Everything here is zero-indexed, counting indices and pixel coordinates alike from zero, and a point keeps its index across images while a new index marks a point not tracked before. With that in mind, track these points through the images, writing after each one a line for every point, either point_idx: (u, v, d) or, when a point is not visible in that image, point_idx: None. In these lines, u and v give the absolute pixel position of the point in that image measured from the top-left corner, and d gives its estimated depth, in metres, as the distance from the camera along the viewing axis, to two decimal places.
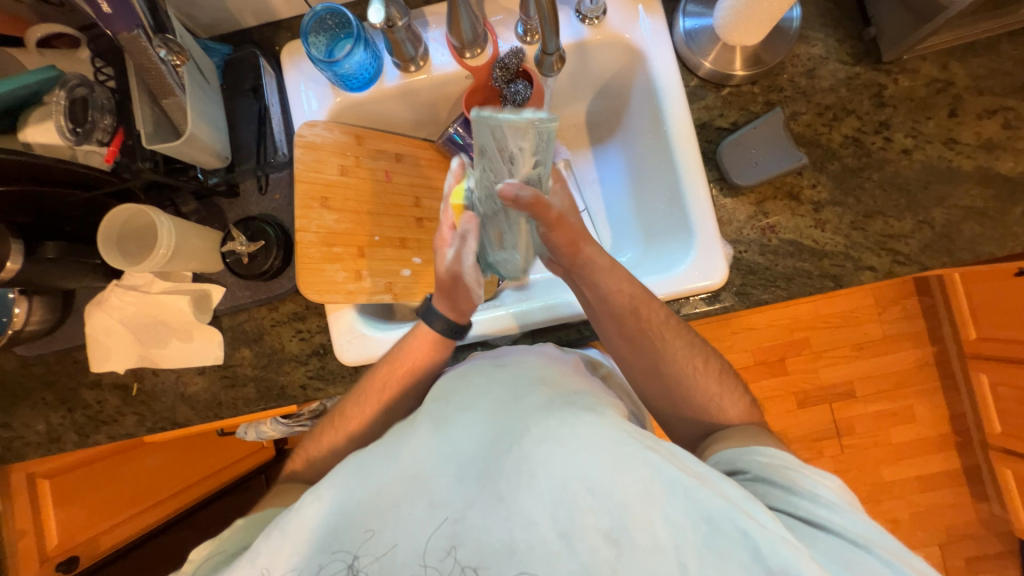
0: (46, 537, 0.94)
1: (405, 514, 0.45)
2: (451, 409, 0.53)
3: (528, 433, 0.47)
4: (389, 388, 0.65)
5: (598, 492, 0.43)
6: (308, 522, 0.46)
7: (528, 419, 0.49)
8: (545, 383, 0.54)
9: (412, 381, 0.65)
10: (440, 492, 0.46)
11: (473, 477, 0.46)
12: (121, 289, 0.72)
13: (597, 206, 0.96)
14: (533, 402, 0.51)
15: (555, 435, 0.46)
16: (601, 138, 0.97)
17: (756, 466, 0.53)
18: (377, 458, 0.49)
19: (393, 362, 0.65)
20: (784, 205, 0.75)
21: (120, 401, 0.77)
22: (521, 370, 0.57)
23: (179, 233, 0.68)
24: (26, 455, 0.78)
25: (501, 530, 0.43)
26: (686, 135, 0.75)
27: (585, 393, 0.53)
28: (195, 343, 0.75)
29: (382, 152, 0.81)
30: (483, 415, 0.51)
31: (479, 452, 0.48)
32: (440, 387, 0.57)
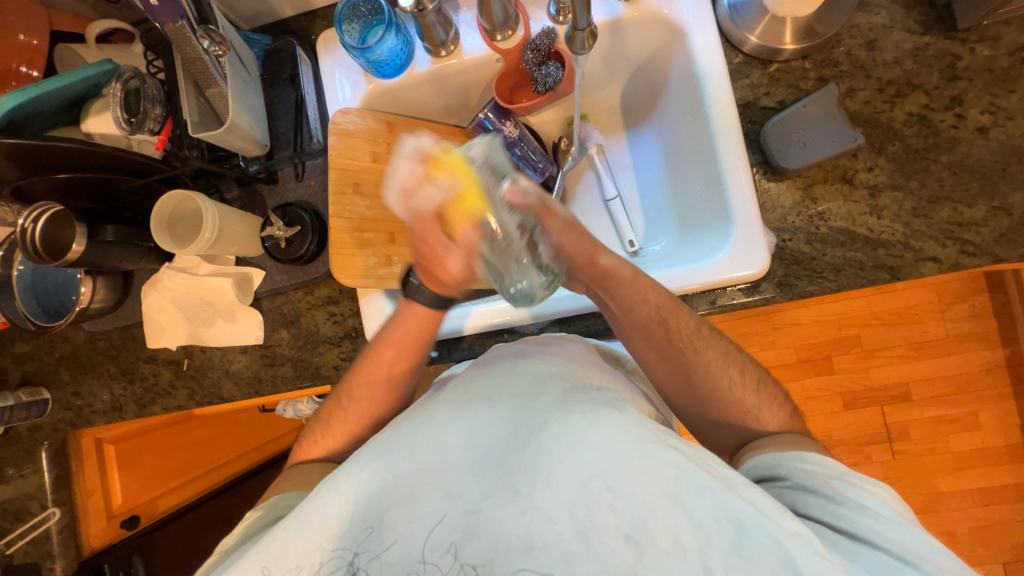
0: (112, 498, 1.03)
1: (420, 505, 0.45)
2: (468, 397, 0.52)
3: (546, 429, 0.47)
4: (384, 369, 0.66)
5: (619, 491, 0.42)
6: (325, 508, 0.47)
7: (548, 415, 0.48)
8: (563, 379, 0.53)
9: (412, 350, 0.66)
10: (456, 483, 0.46)
11: (491, 470, 0.46)
12: (172, 271, 0.77)
13: (630, 192, 0.93)
14: (552, 401, 0.50)
15: (575, 431, 0.45)
16: (635, 122, 0.93)
17: (798, 473, 0.51)
18: (394, 447, 0.49)
19: (390, 338, 0.66)
20: (834, 190, 0.69)
21: (173, 375, 0.83)
22: (542, 365, 0.56)
23: (222, 219, 0.71)
24: (94, 421, 0.85)
25: (517, 525, 0.42)
26: (728, 117, 0.70)
27: (607, 390, 0.53)
28: (238, 324, 0.79)
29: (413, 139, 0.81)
30: (500, 408, 0.50)
31: (497, 443, 0.47)
32: (460, 378, 0.57)
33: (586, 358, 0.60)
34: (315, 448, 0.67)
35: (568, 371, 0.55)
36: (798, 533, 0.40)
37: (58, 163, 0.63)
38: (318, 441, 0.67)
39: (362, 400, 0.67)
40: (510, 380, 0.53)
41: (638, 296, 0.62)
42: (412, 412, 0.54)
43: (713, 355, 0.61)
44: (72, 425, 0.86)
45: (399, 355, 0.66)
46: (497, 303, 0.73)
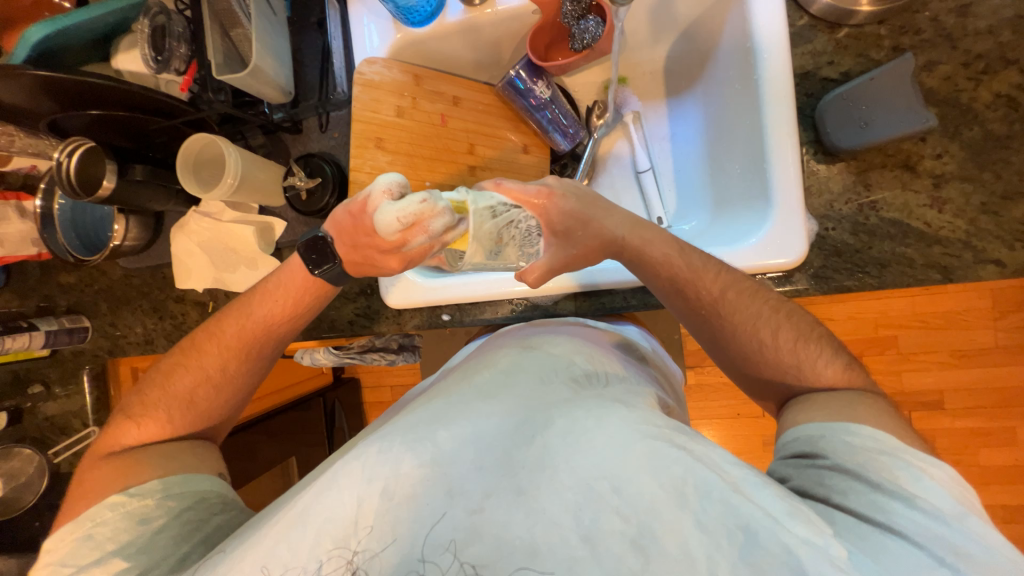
0: None
1: (421, 503, 0.41)
2: (470, 392, 0.50)
3: (552, 425, 0.45)
4: (221, 352, 0.64)
5: (625, 493, 0.40)
6: (325, 510, 0.43)
7: (553, 411, 0.46)
8: (570, 377, 0.52)
9: (257, 334, 0.65)
10: (458, 477, 0.42)
11: (494, 465, 0.42)
12: (198, 215, 0.79)
13: (663, 166, 0.88)
14: (559, 397, 0.49)
15: (581, 428, 0.44)
16: (678, 89, 0.86)
17: (841, 453, 0.47)
18: (395, 442, 0.45)
19: (260, 302, 0.65)
20: (893, 177, 0.63)
21: (199, 316, 0.87)
22: (548, 358, 0.55)
23: (244, 165, 0.71)
24: (128, 351, 0.91)
25: (520, 527, 0.39)
26: (782, 87, 0.64)
27: (614, 383, 0.52)
28: (260, 271, 0.80)
29: (440, 94, 0.78)
30: (505, 403, 0.48)
31: (501, 437, 0.45)
32: (466, 368, 0.56)
33: (594, 340, 0.61)
34: (165, 430, 0.61)
35: (575, 365, 0.54)
36: (811, 541, 0.39)
37: (90, 99, 0.64)
38: (164, 425, 0.61)
39: (215, 369, 0.64)
40: (515, 374, 0.52)
41: (652, 270, 0.62)
42: (416, 404, 0.53)
43: (740, 341, 0.59)
44: (110, 353, 0.92)
45: (236, 336, 0.65)
46: (510, 275, 0.71)
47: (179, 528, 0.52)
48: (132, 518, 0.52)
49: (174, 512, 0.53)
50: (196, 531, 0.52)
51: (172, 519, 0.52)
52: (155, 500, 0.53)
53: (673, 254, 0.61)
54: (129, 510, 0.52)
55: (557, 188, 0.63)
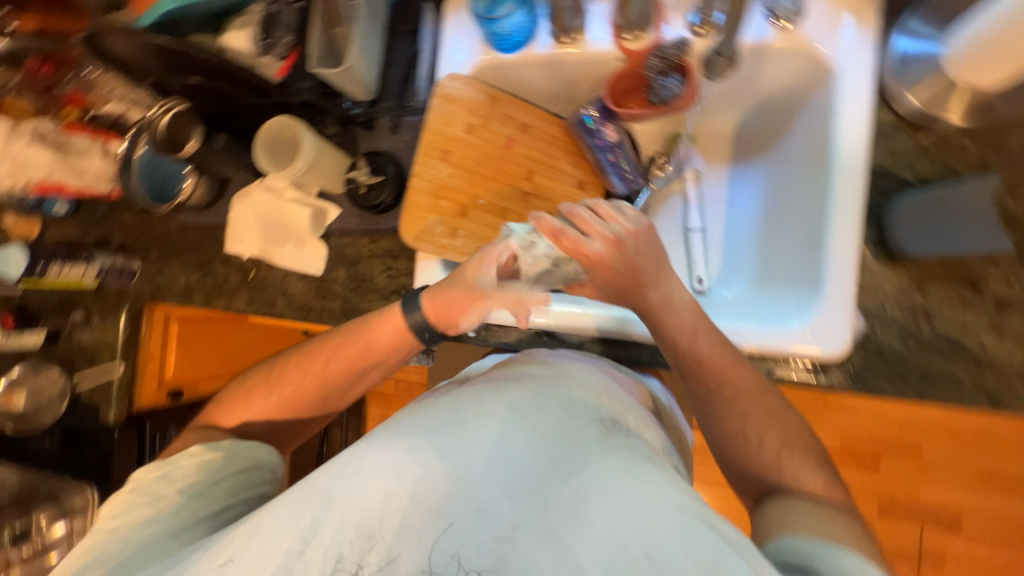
0: (167, 368, 1.13)
1: (448, 515, 0.40)
2: (500, 403, 0.48)
3: (586, 467, 0.43)
4: (331, 367, 0.65)
5: (657, 561, 0.37)
6: (350, 496, 0.42)
7: (586, 453, 0.44)
8: (601, 414, 0.50)
9: (369, 361, 0.65)
10: (488, 502, 0.41)
11: (527, 497, 0.41)
12: (261, 188, 0.82)
13: (716, 228, 0.87)
14: (589, 435, 0.46)
15: (615, 479, 0.42)
16: (744, 155, 0.86)
17: (838, 568, 0.43)
18: (424, 446, 0.43)
19: (342, 335, 0.65)
20: (955, 292, 0.61)
21: (239, 280, 0.90)
22: (583, 389, 0.52)
23: (318, 152, 0.76)
24: (167, 299, 0.95)
25: (545, 565, 0.38)
26: (852, 179, 0.63)
27: (638, 434, 0.51)
28: (305, 251, 0.84)
29: (510, 119, 0.81)
30: (539, 427, 0.46)
31: (531, 465, 0.43)
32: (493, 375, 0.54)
33: (623, 385, 0.60)
34: (233, 417, 0.64)
35: (603, 407, 0.51)
36: None
37: (196, 67, 0.68)
38: (238, 409, 0.64)
39: (293, 386, 0.64)
40: (546, 395, 0.50)
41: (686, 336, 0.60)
42: (439, 399, 0.51)
43: (764, 429, 0.57)
44: (150, 297, 0.96)
45: (353, 360, 0.64)
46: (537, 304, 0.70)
47: (234, 488, 0.55)
48: (194, 466, 0.55)
49: (236, 469, 0.57)
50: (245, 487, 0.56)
51: (231, 480, 0.56)
52: (225, 453, 0.57)
53: (700, 334, 0.60)
54: (200, 460, 0.56)
55: (609, 259, 0.60)
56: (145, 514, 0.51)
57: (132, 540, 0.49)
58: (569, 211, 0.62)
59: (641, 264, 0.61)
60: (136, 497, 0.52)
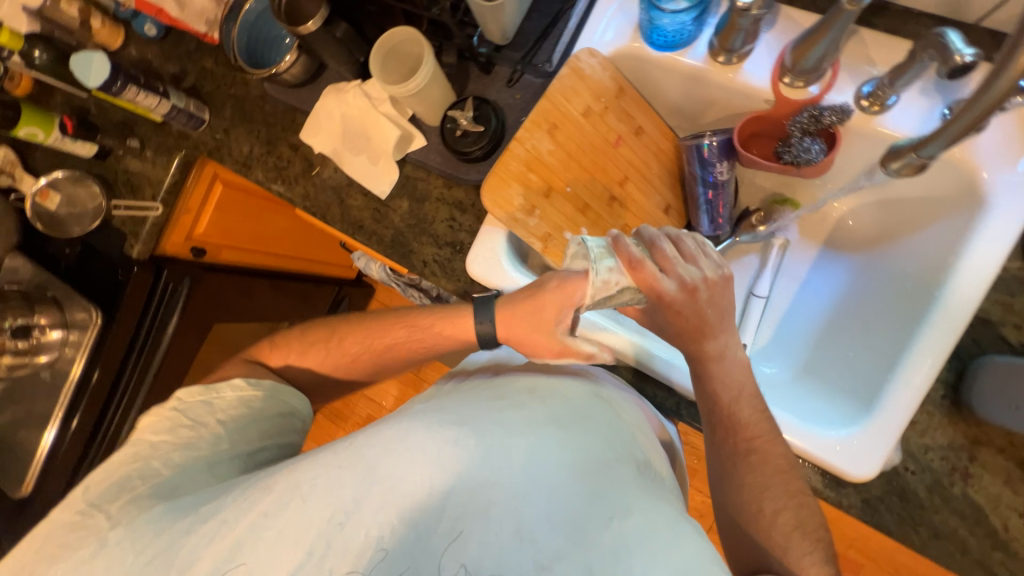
0: (198, 224, 1.09)
1: (491, 524, 0.40)
2: (549, 419, 0.47)
3: (626, 514, 0.42)
4: (387, 345, 0.64)
5: None
6: (393, 475, 0.42)
7: (629, 496, 0.43)
8: (638, 459, 0.49)
9: (429, 347, 0.63)
10: (530, 522, 0.40)
11: (567, 529, 0.40)
12: (359, 91, 0.79)
13: (779, 302, 0.84)
14: (629, 477, 0.45)
15: (655, 533, 0.40)
16: (841, 245, 0.82)
17: None
18: (472, 442, 0.43)
19: (410, 313, 0.64)
20: (1002, 465, 0.59)
21: (301, 171, 0.88)
22: (622, 426, 0.51)
23: (431, 79, 0.72)
24: (224, 162, 0.93)
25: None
26: (955, 318, 0.59)
27: (667, 486, 0.49)
28: (377, 169, 0.81)
29: (628, 118, 0.77)
30: (585, 457, 0.45)
31: (575, 497, 0.42)
32: (540, 382, 0.53)
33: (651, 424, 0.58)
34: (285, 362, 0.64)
35: (639, 447, 0.50)
36: None
37: None
38: (292, 358, 0.65)
39: (348, 346, 0.64)
40: (588, 421, 0.49)
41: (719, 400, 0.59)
42: (485, 394, 0.51)
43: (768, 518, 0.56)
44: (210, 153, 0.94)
45: (415, 344, 0.63)
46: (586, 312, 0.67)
47: (265, 427, 0.58)
48: (236, 399, 0.58)
49: (274, 412, 0.60)
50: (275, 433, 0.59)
51: (264, 419, 0.58)
52: (265, 394, 0.60)
53: (743, 401, 0.59)
54: (241, 396, 0.58)
55: (678, 302, 0.56)
56: (185, 437, 0.54)
57: (171, 462, 0.52)
58: (654, 242, 0.57)
59: (710, 313, 0.57)
60: (179, 416, 0.55)
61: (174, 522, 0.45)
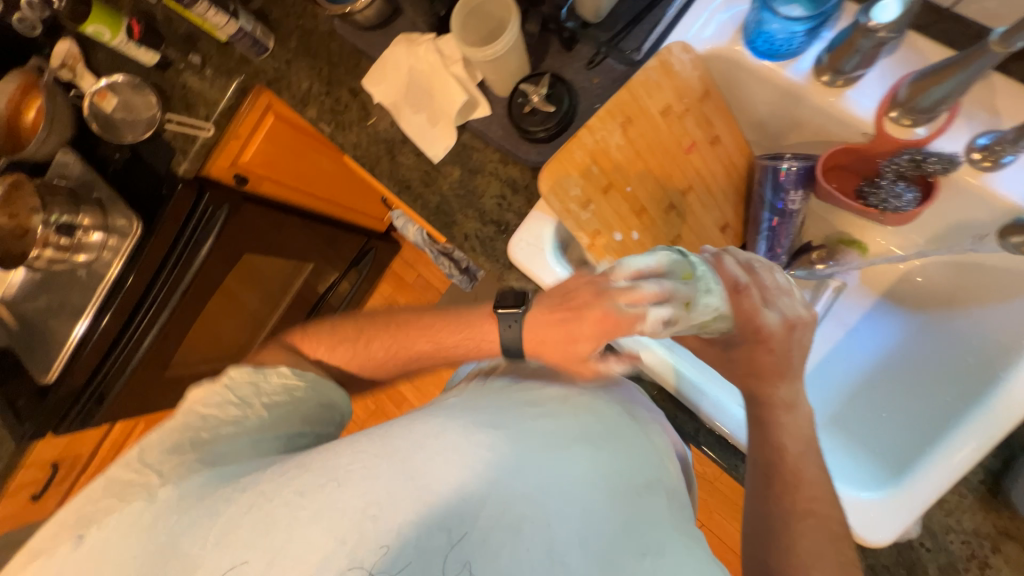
0: (245, 151, 1.09)
1: (524, 539, 0.39)
2: (589, 437, 0.47)
3: (659, 550, 0.42)
4: (414, 352, 0.56)
5: None
6: (431, 470, 0.41)
7: (662, 532, 0.43)
8: (669, 489, 0.49)
9: (461, 356, 0.55)
10: (563, 544, 0.39)
11: (599, 558, 0.40)
12: (433, 45, 0.78)
13: (819, 344, 0.81)
14: (661, 509, 0.45)
15: (687, 574, 0.41)
16: (902, 300, 0.78)
17: None
18: (513, 450, 0.43)
19: (438, 320, 0.55)
20: (1022, 560, 0.57)
21: (356, 118, 0.85)
22: (658, 455, 0.50)
23: (509, 48, 0.68)
24: (282, 95, 0.91)
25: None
26: (1016, 403, 0.55)
27: (693, 521, 0.49)
28: (434, 131, 0.79)
29: (707, 125, 0.72)
30: (621, 483, 0.45)
31: (609, 524, 0.42)
32: (580, 395, 0.52)
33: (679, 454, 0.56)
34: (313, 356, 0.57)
35: (672, 478, 0.50)
36: None
37: None
38: (317, 351, 0.57)
39: (375, 348, 0.57)
40: (628, 446, 0.48)
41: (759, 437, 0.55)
42: (524, 396, 0.50)
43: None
44: (269, 83, 0.92)
45: (452, 352, 0.55)
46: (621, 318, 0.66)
47: (292, 425, 0.50)
48: (281, 384, 0.51)
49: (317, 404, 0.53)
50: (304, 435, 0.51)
51: (302, 412, 0.51)
52: (307, 385, 0.52)
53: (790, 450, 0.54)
54: (287, 380, 0.51)
55: (773, 338, 0.54)
56: (232, 415, 0.48)
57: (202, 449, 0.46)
58: (742, 281, 0.54)
59: (794, 357, 0.55)
60: (227, 393, 0.49)
61: (216, 489, 0.42)
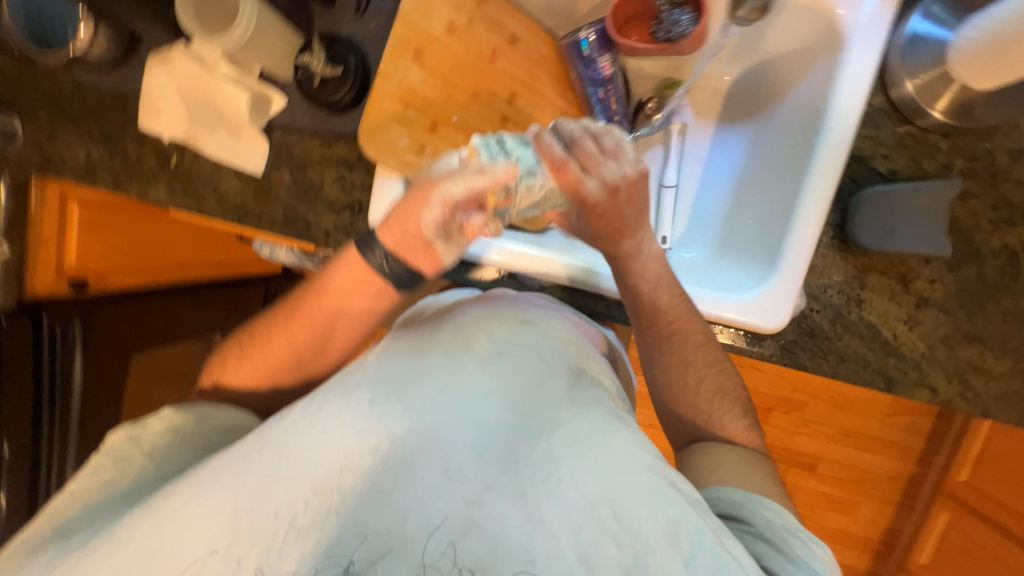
0: (66, 252, 0.96)
1: (413, 475, 0.39)
2: (469, 354, 0.47)
3: (559, 427, 0.43)
4: (316, 328, 0.56)
5: (624, 520, 0.39)
6: (304, 450, 0.39)
7: (559, 410, 0.44)
8: (568, 370, 0.50)
9: (352, 316, 0.56)
10: (455, 460, 0.39)
11: (495, 455, 0.40)
12: (186, 54, 0.69)
13: (688, 188, 0.84)
14: (557, 390, 0.46)
15: (588, 438, 0.42)
16: (733, 115, 0.82)
17: (761, 521, 0.50)
18: (391, 400, 0.42)
19: (327, 282, 0.55)
20: (887, 285, 0.65)
21: (157, 166, 0.76)
22: (551, 344, 0.52)
23: (258, 21, 0.64)
24: (61, 176, 0.78)
25: (520, 531, 0.37)
26: (835, 158, 0.63)
27: (599, 387, 0.51)
28: (240, 144, 0.72)
29: (499, 26, 0.71)
30: (510, 383, 0.45)
31: (500, 425, 0.42)
32: (459, 322, 0.52)
33: (586, 334, 0.60)
34: (229, 383, 0.58)
35: (569, 358, 0.51)
36: None
37: None
38: (226, 375, 0.58)
39: (273, 342, 0.56)
40: (517, 352, 0.49)
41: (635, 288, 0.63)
42: (401, 346, 0.49)
43: (694, 379, 0.62)
44: (39, 169, 0.78)
45: (346, 316, 0.56)
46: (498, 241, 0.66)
47: (197, 456, 0.50)
48: (165, 428, 0.50)
49: (211, 431, 0.52)
50: (216, 454, 0.51)
51: (196, 446, 0.50)
52: (196, 417, 0.52)
53: (661, 284, 0.63)
54: (172, 425, 0.50)
55: (603, 203, 0.58)
56: (108, 478, 0.47)
57: (87, 505, 0.46)
58: (574, 140, 0.57)
59: (630, 213, 0.60)
60: (100, 461, 0.47)
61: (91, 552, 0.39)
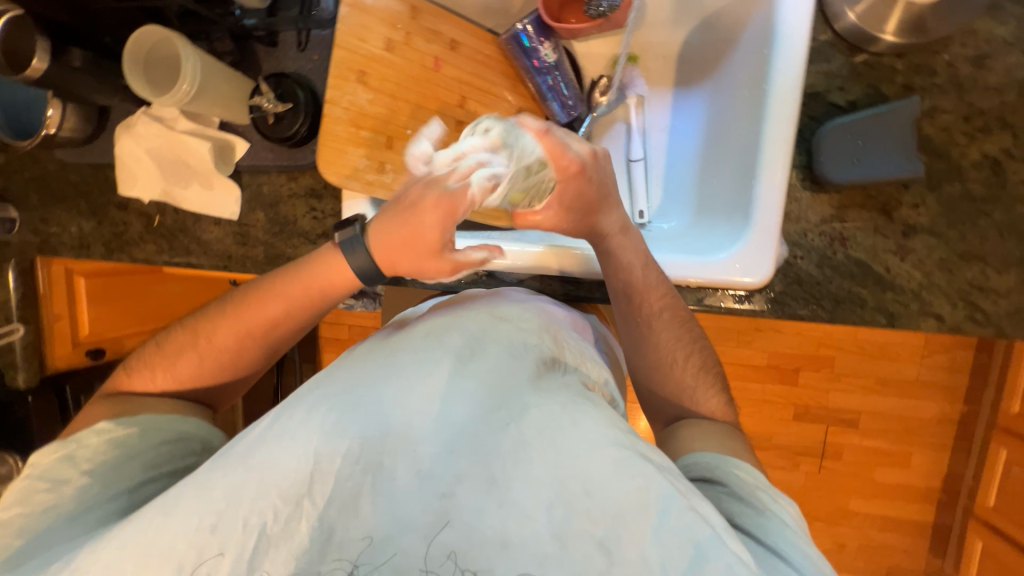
0: (79, 325, 1.02)
1: (387, 476, 0.40)
2: (434, 351, 0.47)
3: (526, 412, 0.43)
4: (265, 321, 0.59)
5: (596, 496, 0.40)
6: (278, 466, 0.41)
7: (525, 396, 0.45)
8: (536, 354, 0.50)
9: (303, 307, 0.59)
10: (427, 461, 0.41)
11: (464, 449, 0.41)
12: (148, 118, 0.72)
13: (656, 158, 0.84)
14: (525, 376, 0.47)
15: (556, 418, 0.43)
16: (687, 79, 0.82)
17: (733, 479, 0.50)
18: (358, 408, 0.43)
19: (290, 275, 0.59)
20: (868, 218, 0.63)
21: (143, 228, 0.80)
22: (517, 331, 0.52)
23: (204, 72, 0.66)
24: (59, 253, 0.82)
25: (493, 518, 0.39)
26: (788, 99, 0.61)
27: (571, 372, 0.52)
28: (214, 193, 0.75)
29: (437, 34, 0.72)
30: (476, 375, 0.46)
31: (468, 419, 0.43)
32: (426, 323, 0.52)
33: (559, 319, 0.60)
34: (150, 385, 0.58)
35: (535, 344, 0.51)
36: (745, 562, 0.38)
37: None
38: (157, 377, 0.58)
39: (217, 336, 0.59)
40: (482, 343, 0.49)
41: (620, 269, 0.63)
42: (369, 353, 0.50)
43: (674, 353, 0.62)
44: (37, 249, 0.82)
45: (296, 305, 0.59)
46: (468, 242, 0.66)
47: (150, 461, 0.52)
48: (109, 445, 0.52)
49: (158, 441, 0.54)
50: (166, 462, 0.53)
51: (142, 454, 0.52)
52: (139, 429, 0.54)
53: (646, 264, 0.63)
54: (110, 437, 0.52)
55: (587, 166, 0.61)
56: (45, 501, 0.48)
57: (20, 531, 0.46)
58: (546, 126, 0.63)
59: (608, 186, 0.64)
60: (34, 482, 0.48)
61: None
